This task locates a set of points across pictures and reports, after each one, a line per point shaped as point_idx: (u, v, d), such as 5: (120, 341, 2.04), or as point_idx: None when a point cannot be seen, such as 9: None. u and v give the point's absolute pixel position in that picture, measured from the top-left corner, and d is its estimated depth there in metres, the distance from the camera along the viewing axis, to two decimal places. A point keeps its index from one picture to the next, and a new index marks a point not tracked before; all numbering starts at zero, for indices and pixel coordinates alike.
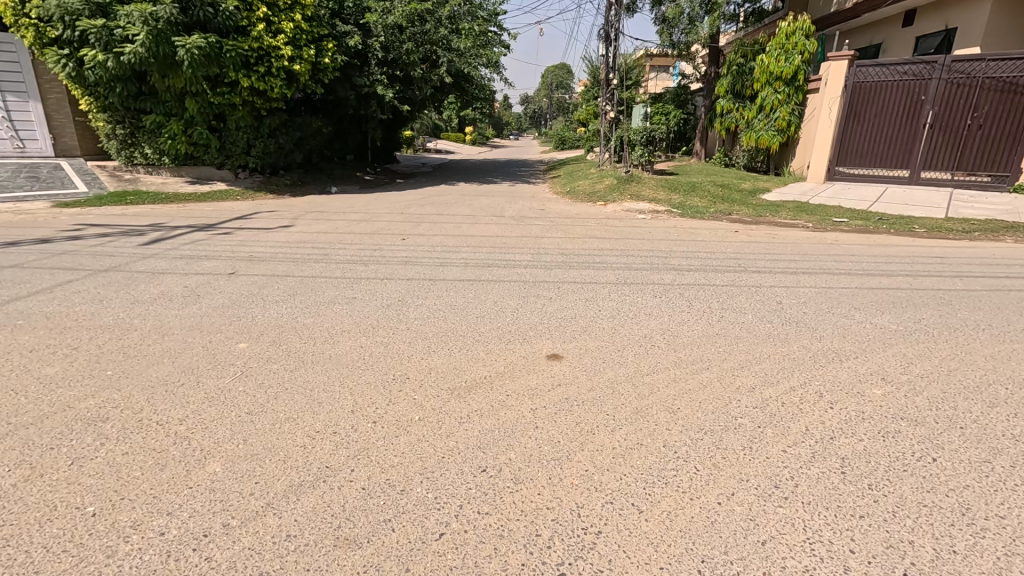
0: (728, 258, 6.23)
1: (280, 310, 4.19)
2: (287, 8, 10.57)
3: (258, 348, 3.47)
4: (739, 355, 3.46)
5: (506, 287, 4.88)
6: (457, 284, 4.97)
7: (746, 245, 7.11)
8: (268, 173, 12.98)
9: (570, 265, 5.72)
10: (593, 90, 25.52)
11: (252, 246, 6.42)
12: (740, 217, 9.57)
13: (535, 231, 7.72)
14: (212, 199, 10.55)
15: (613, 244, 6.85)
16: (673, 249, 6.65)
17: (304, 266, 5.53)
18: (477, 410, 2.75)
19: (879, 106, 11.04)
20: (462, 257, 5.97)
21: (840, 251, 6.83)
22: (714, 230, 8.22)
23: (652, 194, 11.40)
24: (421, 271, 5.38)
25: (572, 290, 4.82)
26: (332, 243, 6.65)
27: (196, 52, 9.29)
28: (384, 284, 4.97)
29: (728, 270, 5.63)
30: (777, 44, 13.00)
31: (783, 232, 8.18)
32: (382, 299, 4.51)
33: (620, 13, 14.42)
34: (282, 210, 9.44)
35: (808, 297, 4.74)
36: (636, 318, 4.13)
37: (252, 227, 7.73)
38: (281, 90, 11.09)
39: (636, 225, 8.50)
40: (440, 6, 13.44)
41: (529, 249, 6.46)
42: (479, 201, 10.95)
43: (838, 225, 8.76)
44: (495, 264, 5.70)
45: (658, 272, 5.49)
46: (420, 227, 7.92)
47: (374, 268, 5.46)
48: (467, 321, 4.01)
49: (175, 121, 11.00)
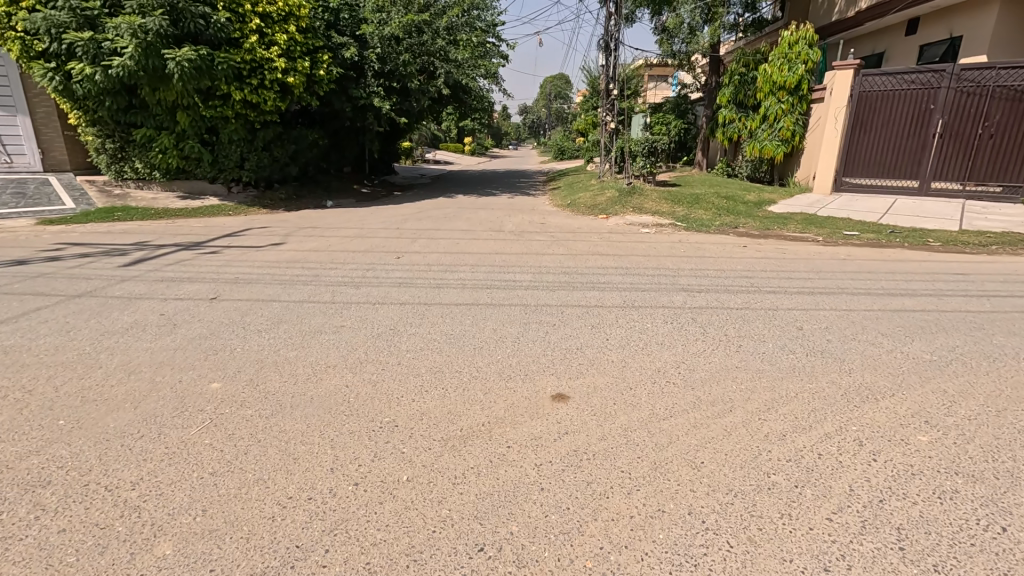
0: (739, 277, 5.94)
1: (261, 342, 3.87)
2: (281, 20, 10.38)
3: (233, 389, 3.14)
4: (764, 394, 3.14)
5: (506, 312, 4.58)
6: (454, 309, 4.65)
7: (756, 261, 6.82)
8: (262, 187, 12.71)
9: (574, 286, 5.42)
10: (592, 100, 25.41)
11: (239, 267, 6.12)
12: (747, 230, 9.29)
13: (535, 247, 7.43)
14: (203, 215, 10.27)
15: (618, 261, 6.57)
16: (681, 266, 6.36)
17: (293, 289, 5.22)
18: (474, 467, 2.43)
19: (886, 115, 10.79)
20: (460, 278, 5.67)
21: (855, 267, 6.55)
22: (722, 245, 7.95)
23: (655, 207, 11.14)
24: (417, 295, 5.07)
25: (577, 315, 4.51)
26: (324, 262, 6.35)
27: (186, 65, 9.06)
28: (377, 310, 4.65)
29: (741, 291, 5.33)
30: (780, 53, 12.81)
31: (793, 246, 7.90)
32: (373, 328, 4.19)
33: (619, 23, 14.26)
34: (274, 226, 9.15)
35: (830, 322, 4.44)
36: (647, 347, 3.82)
37: (241, 245, 7.43)
38: (274, 103, 10.86)
39: (640, 240, 8.22)
40: (437, 17, 13.28)
41: (530, 269, 6.17)
42: (478, 215, 10.68)
43: (849, 239, 8.47)
44: (494, 286, 5.40)
45: (668, 293, 5.19)
46: (417, 244, 7.63)
47: (366, 292, 5.15)
48: (464, 353, 3.69)
49: (165, 135, 10.74)
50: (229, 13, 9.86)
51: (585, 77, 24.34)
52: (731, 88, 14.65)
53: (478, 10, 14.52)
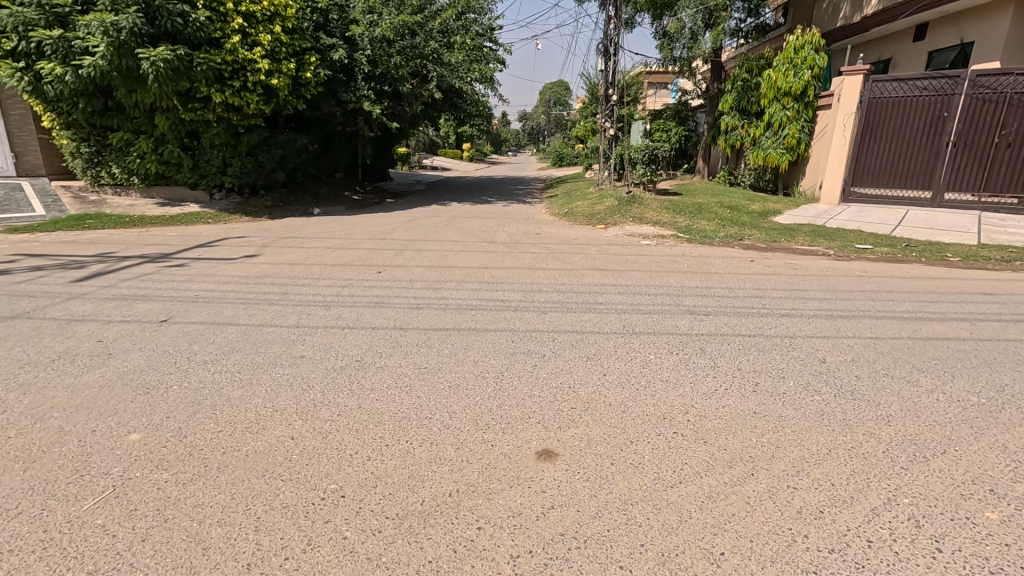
0: (750, 297, 5.43)
1: (204, 378, 3.34)
2: (266, 20, 9.93)
3: (154, 443, 2.61)
4: (791, 451, 2.62)
5: (490, 339, 4.07)
6: (432, 336, 4.13)
7: (766, 278, 6.33)
8: (247, 194, 12.21)
9: (570, 307, 4.90)
10: (592, 107, 25.00)
11: (203, 283, 5.60)
12: (753, 243, 8.80)
13: (528, 261, 6.92)
14: (181, 223, 9.76)
15: (617, 278, 6.06)
16: (685, 284, 5.87)
17: (256, 310, 4.71)
18: (433, 562, 1.91)
19: (897, 122, 10.35)
20: (442, 297, 5.15)
21: (874, 285, 6.05)
22: (728, 259, 7.46)
23: (656, 216, 10.66)
24: (394, 317, 4.56)
25: (570, 343, 4.00)
26: (298, 278, 5.85)
27: (162, 65, 8.59)
28: (344, 336, 4.13)
29: (754, 315, 4.81)
30: (784, 58, 12.40)
31: (803, 261, 7.43)
32: (336, 359, 3.68)
33: (619, 26, 13.86)
34: (253, 236, 8.63)
35: (856, 353, 3.93)
36: (649, 385, 3.31)
37: (212, 257, 6.91)
38: (258, 106, 10.36)
39: (642, 253, 7.72)
40: (430, 19, 12.89)
41: (522, 286, 5.66)
42: (470, 224, 10.19)
43: (861, 253, 7.97)
44: (480, 306, 4.88)
45: (672, 317, 4.67)
46: (401, 257, 7.11)
47: (337, 313, 4.64)
48: (438, 394, 3.16)
49: (144, 139, 10.26)
50: (210, 12, 9.43)
51: (585, 83, 23.94)
52: (734, 95, 14.23)
53: (473, 13, 14.14)
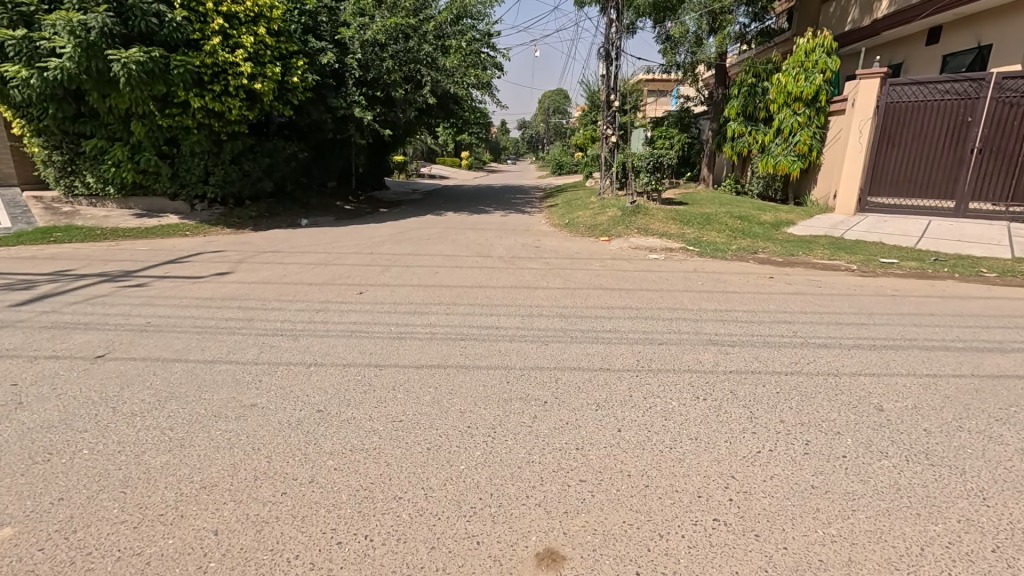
0: (778, 323, 4.80)
1: (123, 439, 2.69)
2: (250, 21, 9.40)
3: (27, 542, 1.98)
4: (873, 554, 1.97)
5: (481, 380, 3.44)
6: (412, 375, 3.50)
7: (790, 298, 5.72)
8: (231, 205, 11.60)
9: (575, 337, 4.26)
10: (592, 114, 24.52)
11: (159, 306, 4.97)
12: (768, 256, 8.20)
13: (527, 279, 6.30)
14: (156, 236, 9.13)
15: (625, 299, 5.43)
16: (701, 307, 5.25)
17: (215, 341, 4.09)
18: None
19: (916, 128, 9.79)
20: (429, 324, 4.54)
21: (912, 307, 5.42)
22: (744, 275, 6.85)
23: (662, 227, 10.06)
24: (371, 350, 3.93)
25: (576, 387, 3.35)
26: (268, 300, 5.22)
27: (134, 67, 8.05)
28: (309, 377, 3.48)
29: (787, 346, 4.17)
30: (794, 62, 11.87)
31: (826, 278, 6.82)
32: (294, 410, 3.04)
33: (620, 30, 13.37)
34: (230, 250, 8.01)
35: (918, 398, 3.29)
36: (676, 446, 2.68)
37: (178, 274, 6.29)
38: (241, 112, 9.76)
39: (649, 269, 7.11)
40: (424, 22, 12.38)
41: (518, 310, 5.04)
42: (466, 236, 9.59)
43: (886, 268, 7.38)
44: (471, 336, 4.25)
45: (692, 349, 4.03)
46: (387, 274, 6.49)
47: (306, 346, 4.01)
48: (412, 463, 2.52)
49: (119, 146, 9.68)
50: (188, 12, 8.88)
51: (584, 90, 23.47)
52: (740, 101, 13.71)
53: (469, 17, 13.68)
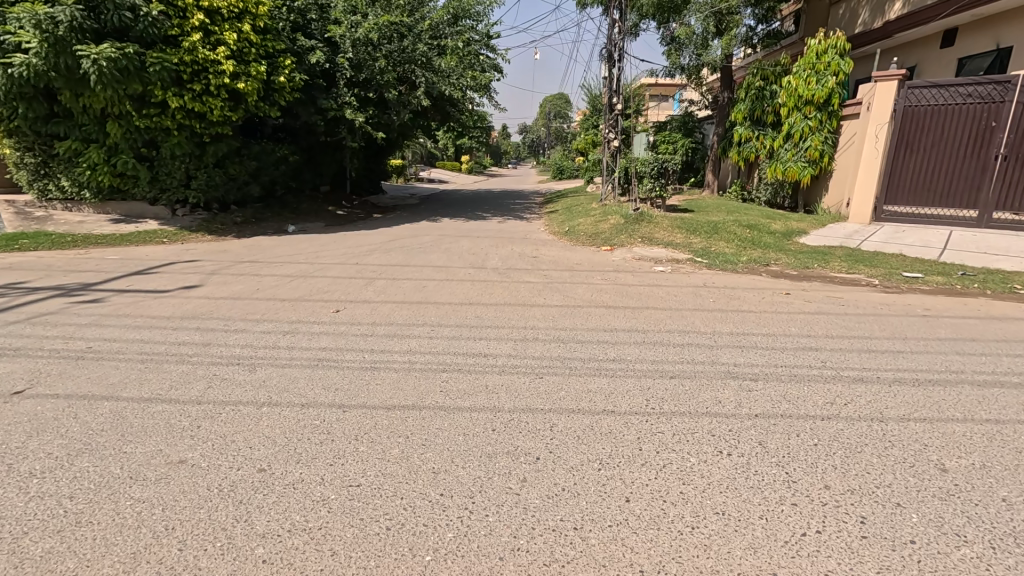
0: (803, 350, 4.25)
1: (5, 514, 2.15)
2: (233, 17, 8.92)
3: None
4: None
5: (462, 426, 2.91)
6: (380, 421, 2.95)
7: (811, 318, 5.19)
8: (215, 210, 11.08)
9: (573, 369, 3.71)
10: (592, 119, 24.03)
11: (108, 326, 4.44)
12: (782, 269, 7.68)
13: (521, 295, 5.76)
14: (130, 243, 8.60)
15: (630, 320, 4.89)
16: (715, 329, 4.71)
17: (159, 371, 3.56)
18: None
19: (937, 133, 9.28)
20: (408, 351, 4.00)
21: (950, 330, 4.88)
22: (758, 290, 6.32)
23: (667, 237, 9.53)
24: (338, 385, 3.39)
25: (575, 437, 2.81)
26: (232, 319, 4.68)
27: (105, 64, 7.58)
28: (257, 421, 2.92)
29: (819, 381, 3.62)
30: (806, 64, 11.35)
31: (847, 294, 6.30)
32: (232, 469, 2.48)
33: (624, 30, 12.91)
34: (205, 259, 7.47)
35: (989, 455, 2.71)
36: (698, 527, 2.14)
37: (143, 287, 5.77)
38: (224, 112, 9.24)
39: (655, 283, 6.58)
40: (420, 22, 11.92)
41: (510, 332, 4.49)
42: (459, 245, 9.06)
43: (910, 283, 6.86)
44: (455, 367, 3.71)
45: (711, 385, 3.48)
46: (370, 289, 5.96)
47: (263, 379, 3.47)
48: (362, 555, 1.96)
49: (94, 148, 9.18)
50: (166, 7, 8.39)
51: (584, 94, 22.99)
52: (748, 104, 13.22)
53: (468, 18, 13.23)
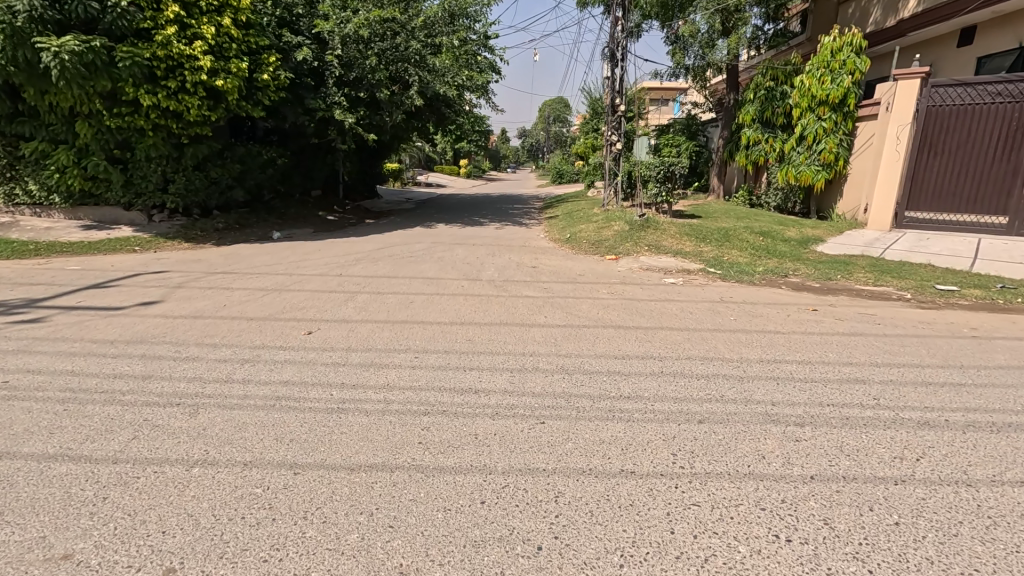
0: (849, 383, 3.62)
1: None
2: (212, 10, 8.36)
3: None
4: None
5: (442, 499, 2.28)
6: (340, 489, 2.33)
7: (847, 340, 4.57)
8: (195, 215, 10.46)
9: (582, 413, 3.09)
10: (592, 122, 23.52)
11: (37, 353, 3.81)
12: (802, 280, 7.09)
13: (519, 313, 5.12)
14: (98, 252, 7.96)
15: (644, 344, 4.26)
16: (743, 356, 4.08)
17: (77, 416, 2.91)
18: None
19: (963, 134, 8.71)
20: (385, 387, 3.37)
21: (1010, 355, 4.26)
22: (782, 306, 5.71)
23: (676, 245, 8.92)
24: (295, 436, 2.77)
25: (587, 516, 2.18)
26: (184, 345, 4.05)
27: (68, 58, 7.01)
28: (181, 491, 2.30)
29: (876, 426, 3.00)
30: (819, 62, 10.78)
31: (880, 310, 5.68)
32: (131, 571, 1.85)
33: (626, 29, 12.37)
34: (174, 270, 6.86)
35: None
36: None
37: (95, 303, 5.17)
38: (201, 112, 8.60)
39: (667, 297, 5.98)
40: (413, 19, 11.27)
41: (507, 361, 3.87)
42: (452, 254, 8.44)
43: (947, 297, 6.25)
44: (439, 409, 3.08)
45: (750, 435, 2.86)
46: (350, 305, 5.34)
47: (206, 426, 2.85)
48: None
49: (62, 149, 8.59)
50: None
51: (584, 97, 22.46)
52: (757, 105, 12.56)
53: (465, 16, 12.72)
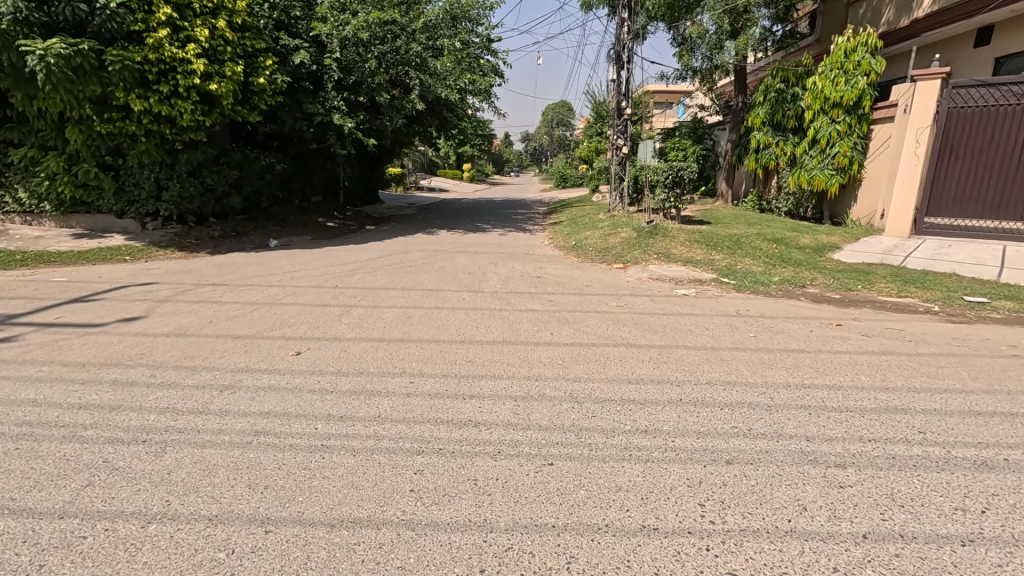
0: (889, 413, 3.27)
1: None
2: (207, 13, 8.11)
3: None
4: None
5: (435, 567, 1.94)
6: (318, 553, 2.00)
7: (879, 361, 4.21)
8: (190, 223, 10.19)
9: (595, 452, 2.75)
10: (596, 126, 23.24)
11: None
12: (821, 291, 6.73)
13: (523, 330, 4.79)
14: (86, 262, 7.69)
15: (659, 367, 3.92)
16: (768, 380, 3.73)
17: (28, 457, 2.59)
18: None
19: (986, 138, 8.37)
20: (375, 420, 3.05)
21: None
22: (803, 321, 5.36)
23: (686, 253, 8.58)
24: (269, 483, 2.44)
25: None
26: (161, 368, 3.74)
27: (54, 62, 6.76)
28: (131, 556, 1.98)
29: (929, 468, 2.65)
30: (833, 63, 10.44)
31: (909, 326, 5.32)
32: None
33: (632, 30, 12.07)
34: (162, 281, 6.56)
35: None
36: None
37: (73, 320, 4.88)
38: (195, 117, 8.32)
39: (679, 311, 5.64)
40: (414, 21, 11.04)
41: (511, 386, 3.54)
42: (454, 263, 8.13)
43: (978, 310, 5.88)
44: (434, 447, 2.76)
45: (787, 480, 2.51)
46: (344, 321, 5.03)
47: (175, 469, 2.53)
48: None
49: (53, 156, 8.34)
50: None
51: (589, 100, 22.18)
52: (767, 108, 12.19)
53: (467, 19, 12.47)
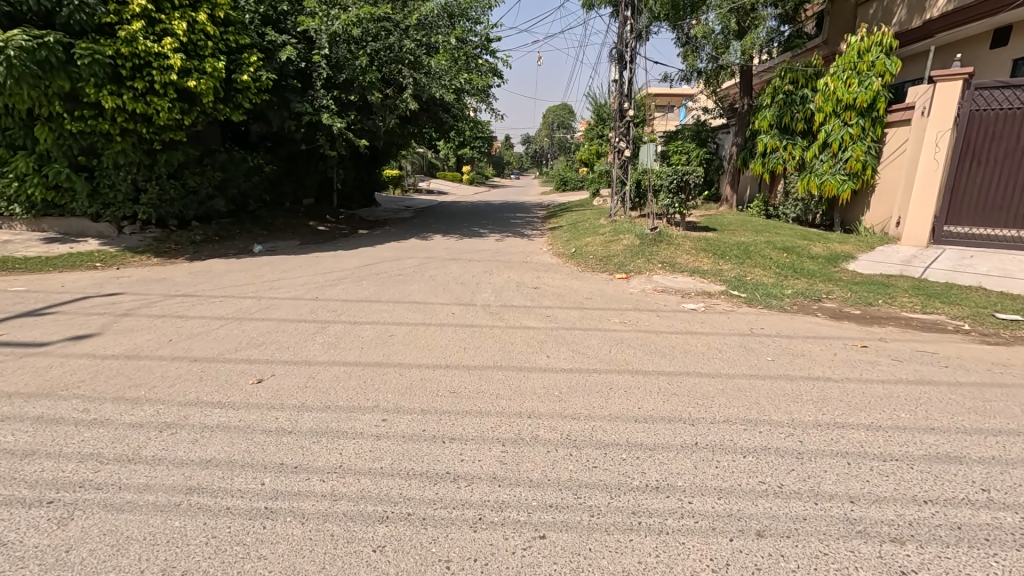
0: (941, 464, 2.77)
1: None
2: (186, 5, 7.65)
3: None
4: None
5: None
6: None
7: (918, 393, 3.72)
8: (171, 227, 9.73)
9: (597, 519, 2.26)
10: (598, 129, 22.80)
11: None
12: (839, 306, 6.25)
13: (516, 353, 4.30)
14: (53, 269, 7.22)
15: (669, 401, 3.42)
16: (795, 419, 3.24)
17: None
18: None
19: (1011, 143, 7.89)
20: (335, 472, 2.56)
21: None
22: (824, 342, 4.87)
23: (692, 262, 8.10)
24: (188, 567, 1.94)
25: None
26: (99, 400, 3.26)
27: (14, 55, 6.29)
28: None
29: (1006, 544, 2.15)
30: (845, 63, 9.98)
31: (941, 347, 4.83)
32: None
33: (635, 28, 11.63)
34: (129, 291, 6.09)
35: None
36: None
37: (17, 337, 4.40)
38: (173, 116, 7.83)
39: (689, 329, 5.15)
40: (408, 16, 10.58)
41: (499, 425, 3.06)
42: (446, 272, 7.64)
43: (1012, 328, 5.40)
44: (401, 513, 2.27)
45: (835, 564, 2.02)
46: (319, 339, 4.55)
47: (80, 543, 2.05)
48: None
49: (22, 155, 7.88)
50: None
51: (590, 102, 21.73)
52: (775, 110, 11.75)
53: (464, 18, 12.06)
